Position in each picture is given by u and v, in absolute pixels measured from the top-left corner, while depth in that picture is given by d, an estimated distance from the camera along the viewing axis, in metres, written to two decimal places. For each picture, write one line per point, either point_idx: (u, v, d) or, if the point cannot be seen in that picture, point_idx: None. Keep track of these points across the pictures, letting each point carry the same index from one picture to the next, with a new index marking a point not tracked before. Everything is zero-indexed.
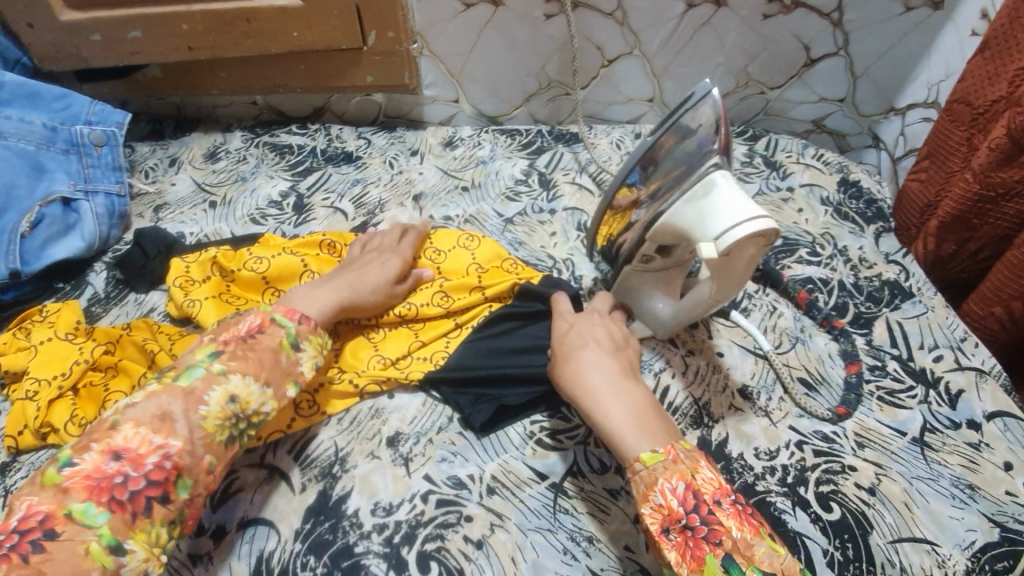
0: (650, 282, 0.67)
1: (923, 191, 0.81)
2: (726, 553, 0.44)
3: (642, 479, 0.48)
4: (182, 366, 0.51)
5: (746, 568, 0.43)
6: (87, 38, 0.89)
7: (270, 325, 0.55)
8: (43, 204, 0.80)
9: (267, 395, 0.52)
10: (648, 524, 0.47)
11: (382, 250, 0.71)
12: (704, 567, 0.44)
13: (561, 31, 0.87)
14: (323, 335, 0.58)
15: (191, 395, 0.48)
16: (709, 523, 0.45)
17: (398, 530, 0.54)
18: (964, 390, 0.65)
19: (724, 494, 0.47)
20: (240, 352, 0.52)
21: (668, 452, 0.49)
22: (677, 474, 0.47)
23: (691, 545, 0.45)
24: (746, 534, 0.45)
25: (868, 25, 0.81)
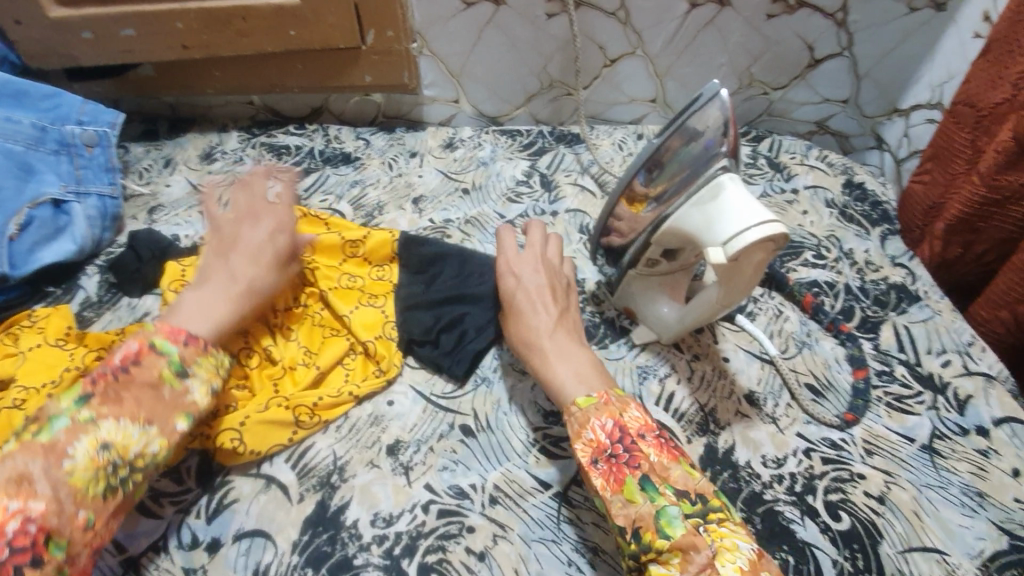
0: (655, 285, 0.66)
1: (927, 193, 0.80)
2: (643, 474, 0.48)
3: (576, 420, 0.51)
4: (44, 418, 0.47)
5: (660, 485, 0.47)
6: (79, 36, 0.87)
7: (148, 353, 0.51)
8: (33, 206, 0.78)
9: (150, 434, 0.50)
10: (580, 458, 0.50)
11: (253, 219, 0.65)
12: (625, 488, 0.47)
13: (562, 30, 0.86)
14: (216, 355, 0.55)
15: (53, 450, 0.45)
16: (630, 451, 0.49)
17: (399, 541, 0.53)
18: (973, 396, 0.64)
19: (649, 428, 0.50)
20: (112, 393, 0.49)
21: (600, 396, 0.52)
22: (607, 413, 0.51)
23: (616, 471, 0.48)
24: (664, 459, 0.49)
25: (873, 25, 0.80)
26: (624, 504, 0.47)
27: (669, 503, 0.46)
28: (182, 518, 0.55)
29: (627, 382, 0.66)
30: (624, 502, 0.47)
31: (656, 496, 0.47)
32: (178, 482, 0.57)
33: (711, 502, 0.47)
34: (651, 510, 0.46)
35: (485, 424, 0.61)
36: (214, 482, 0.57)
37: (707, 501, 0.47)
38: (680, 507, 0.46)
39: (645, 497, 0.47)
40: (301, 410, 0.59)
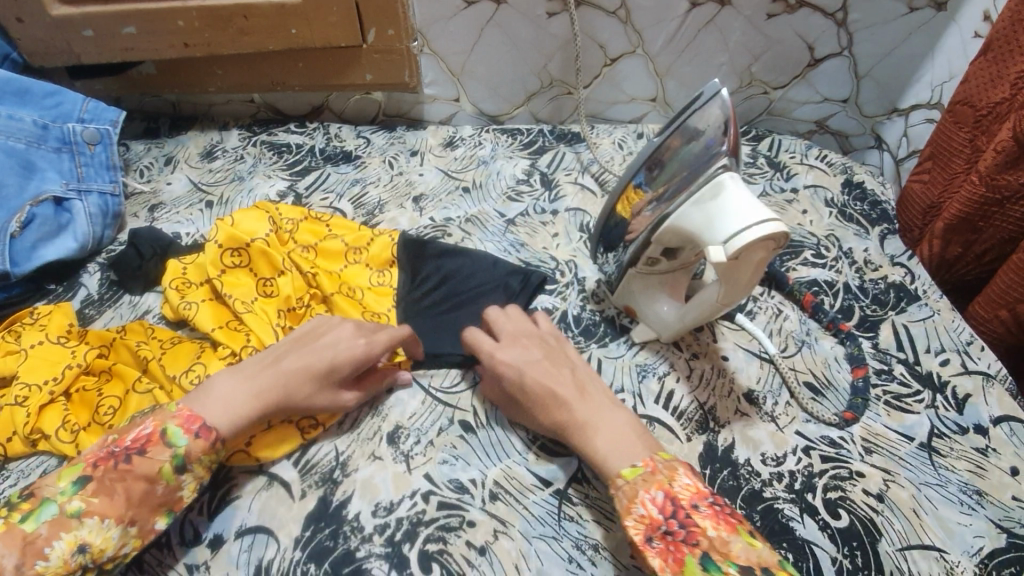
0: (654, 285, 0.67)
1: (927, 192, 0.80)
2: (704, 552, 0.44)
3: (625, 494, 0.49)
4: (37, 499, 0.47)
5: (723, 564, 0.44)
6: (79, 34, 0.87)
7: (156, 442, 0.50)
8: (34, 204, 0.78)
9: (128, 536, 0.48)
10: (631, 535, 0.47)
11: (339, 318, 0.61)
12: (685, 570, 0.44)
13: (563, 29, 0.86)
14: (221, 449, 0.52)
15: (30, 546, 0.45)
16: (686, 526, 0.46)
17: (399, 528, 0.53)
18: (971, 395, 0.64)
19: (702, 497, 0.47)
20: (107, 482, 0.48)
21: (647, 464, 0.50)
22: (656, 483, 0.48)
23: (673, 551, 0.45)
24: (723, 533, 0.45)
25: (873, 25, 0.80)
26: None
27: None
28: (184, 514, 0.55)
29: (627, 381, 0.66)
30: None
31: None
32: None
33: None
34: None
35: (485, 420, 0.61)
36: (216, 478, 0.57)
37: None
38: None
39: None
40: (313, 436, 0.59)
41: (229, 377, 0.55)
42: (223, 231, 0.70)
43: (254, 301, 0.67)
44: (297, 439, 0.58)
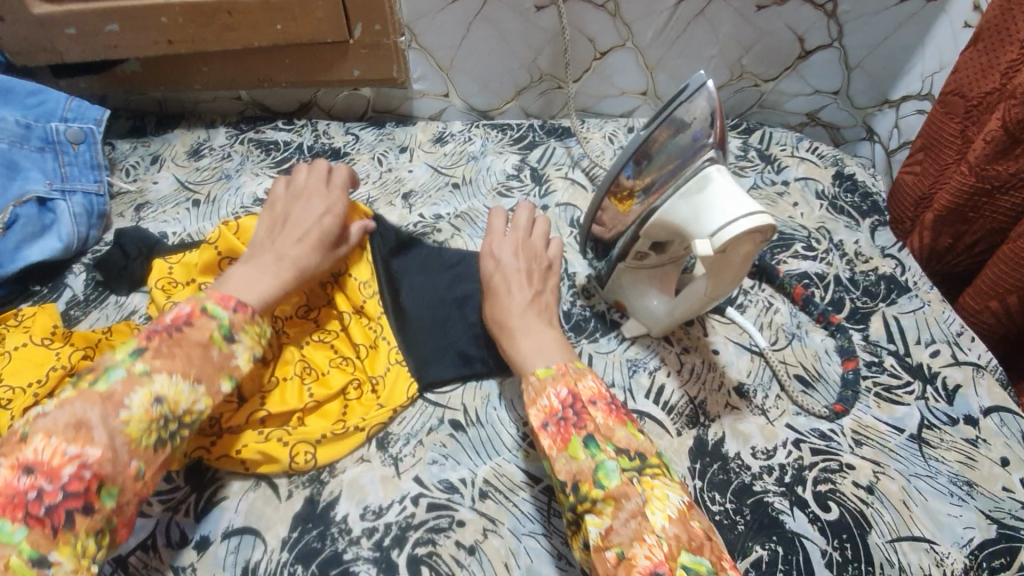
0: (644, 277, 0.66)
1: (917, 184, 0.80)
2: (588, 434, 0.48)
3: (532, 388, 0.52)
4: (101, 369, 0.46)
5: (603, 443, 0.47)
6: (62, 32, 0.86)
7: (199, 315, 0.50)
8: (17, 204, 0.77)
9: (198, 393, 0.48)
10: (531, 421, 0.50)
11: (312, 198, 0.66)
12: (568, 445, 0.47)
13: (552, 22, 0.85)
14: (262, 324, 0.54)
15: (110, 400, 0.44)
16: (579, 414, 0.49)
17: (388, 533, 0.53)
18: (961, 386, 0.64)
19: (601, 396, 0.50)
20: (165, 348, 0.48)
21: (559, 367, 0.52)
22: (563, 381, 0.51)
23: (562, 431, 0.48)
24: (611, 424, 0.49)
25: (863, 16, 0.80)
26: (567, 460, 0.47)
27: (609, 459, 0.46)
28: (170, 517, 0.54)
29: (617, 376, 0.66)
30: (565, 458, 0.47)
31: (597, 452, 0.47)
32: (168, 480, 0.57)
33: (651, 462, 0.47)
34: (591, 464, 0.46)
35: (474, 419, 0.61)
36: (203, 480, 0.57)
37: (648, 460, 0.47)
38: (620, 462, 0.46)
39: (587, 453, 0.47)
40: (300, 450, 0.57)
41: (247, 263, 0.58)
42: (224, 237, 0.68)
43: None
44: (279, 451, 0.56)
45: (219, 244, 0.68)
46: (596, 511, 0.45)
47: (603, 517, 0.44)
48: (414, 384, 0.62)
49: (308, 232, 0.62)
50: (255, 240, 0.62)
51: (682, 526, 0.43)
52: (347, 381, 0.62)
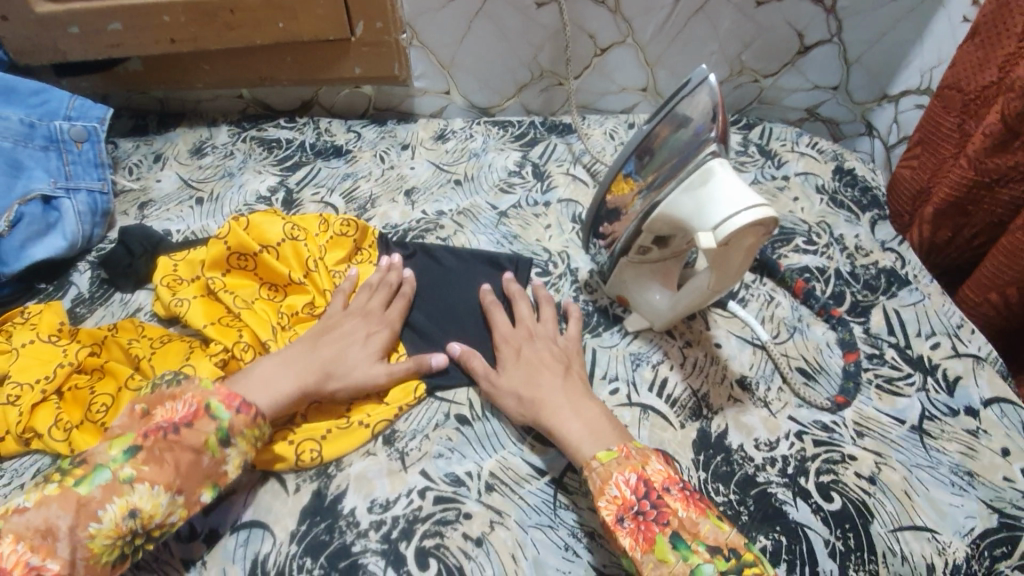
0: (646, 272, 0.67)
1: (916, 177, 0.80)
2: (673, 532, 0.47)
3: (598, 476, 0.51)
4: (90, 465, 0.48)
5: (692, 542, 0.46)
6: (64, 31, 0.86)
7: (202, 416, 0.51)
8: (22, 203, 0.77)
9: (176, 505, 0.49)
10: (604, 515, 0.49)
11: (367, 316, 0.65)
12: (655, 547, 0.46)
13: (553, 19, 0.86)
14: (263, 426, 0.53)
15: (84, 509, 0.46)
16: (658, 507, 0.48)
17: (396, 525, 0.53)
18: (962, 377, 0.65)
19: (673, 481, 0.49)
20: (157, 451, 0.49)
21: (621, 450, 0.52)
22: (631, 468, 0.50)
23: (644, 529, 0.47)
24: (692, 515, 0.48)
25: (861, 11, 0.80)
26: (656, 563, 0.46)
27: (702, 560, 0.46)
28: None
29: (621, 369, 0.66)
30: (655, 563, 0.46)
31: (688, 554, 0.46)
32: None
33: (744, 555, 0.46)
34: (685, 569, 0.45)
35: (480, 413, 0.62)
36: None
37: (740, 554, 0.46)
38: (714, 563, 0.45)
39: (677, 556, 0.46)
40: (307, 447, 0.57)
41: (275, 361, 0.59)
42: (234, 233, 0.69)
43: (252, 300, 0.68)
44: (287, 448, 0.57)
45: (229, 239, 0.69)
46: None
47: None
48: (421, 384, 0.63)
49: (355, 354, 0.62)
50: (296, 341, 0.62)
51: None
52: None
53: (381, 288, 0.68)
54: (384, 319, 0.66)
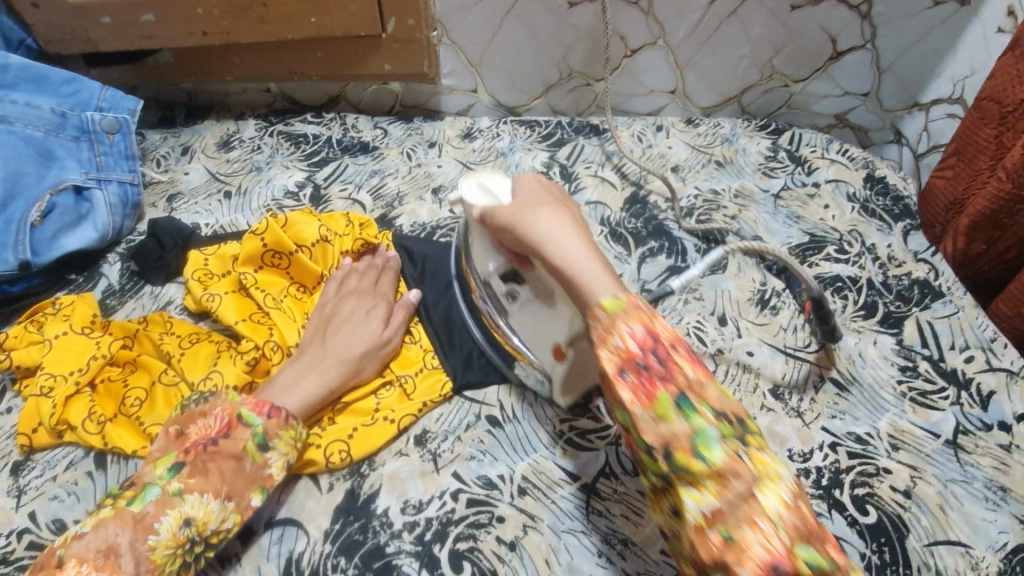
0: (534, 330, 0.58)
1: (950, 188, 0.79)
2: (679, 391, 0.41)
3: (601, 325, 0.43)
4: (138, 486, 0.48)
5: (697, 404, 0.41)
6: (97, 21, 0.87)
7: (236, 426, 0.51)
8: (54, 192, 0.78)
9: (228, 510, 0.49)
10: (603, 366, 0.43)
11: (361, 295, 0.66)
12: (657, 403, 0.41)
13: (584, 19, 0.85)
14: (298, 426, 0.54)
15: (141, 523, 0.46)
16: (666, 363, 0.42)
17: (429, 527, 0.53)
18: (995, 391, 0.64)
19: (681, 341, 0.44)
20: (200, 464, 0.49)
21: (630, 299, 0.44)
22: (639, 319, 0.43)
23: (645, 384, 0.41)
24: (699, 375, 0.42)
25: (897, 17, 0.78)
26: (654, 421, 0.41)
27: (707, 424, 0.40)
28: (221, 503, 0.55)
29: None
30: (653, 420, 0.41)
31: (692, 415, 0.40)
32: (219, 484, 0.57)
33: (747, 424, 0.42)
34: (686, 429, 0.40)
35: (511, 415, 0.61)
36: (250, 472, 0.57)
37: (744, 422, 0.42)
38: (719, 429, 0.40)
39: (679, 415, 0.40)
40: (339, 451, 0.57)
41: (294, 364, 0.59)
42: (272, 231, 0.69)
43: (282, 299, 0.68)
44: (318, 453, 0.57)
45: (266, 236, 0.69)
46: (695, 484, 0.39)
47: (704, 491, 0.39)
48: (449, 383, 0.63)
49: (362, 335, 0.62)
50: (306, 338, 0.63)
51: (797, 513, 0.38)
52: (376, 383, 0.62)
53: (376, 269, 0.69)
54: (378, 295, 0.67)
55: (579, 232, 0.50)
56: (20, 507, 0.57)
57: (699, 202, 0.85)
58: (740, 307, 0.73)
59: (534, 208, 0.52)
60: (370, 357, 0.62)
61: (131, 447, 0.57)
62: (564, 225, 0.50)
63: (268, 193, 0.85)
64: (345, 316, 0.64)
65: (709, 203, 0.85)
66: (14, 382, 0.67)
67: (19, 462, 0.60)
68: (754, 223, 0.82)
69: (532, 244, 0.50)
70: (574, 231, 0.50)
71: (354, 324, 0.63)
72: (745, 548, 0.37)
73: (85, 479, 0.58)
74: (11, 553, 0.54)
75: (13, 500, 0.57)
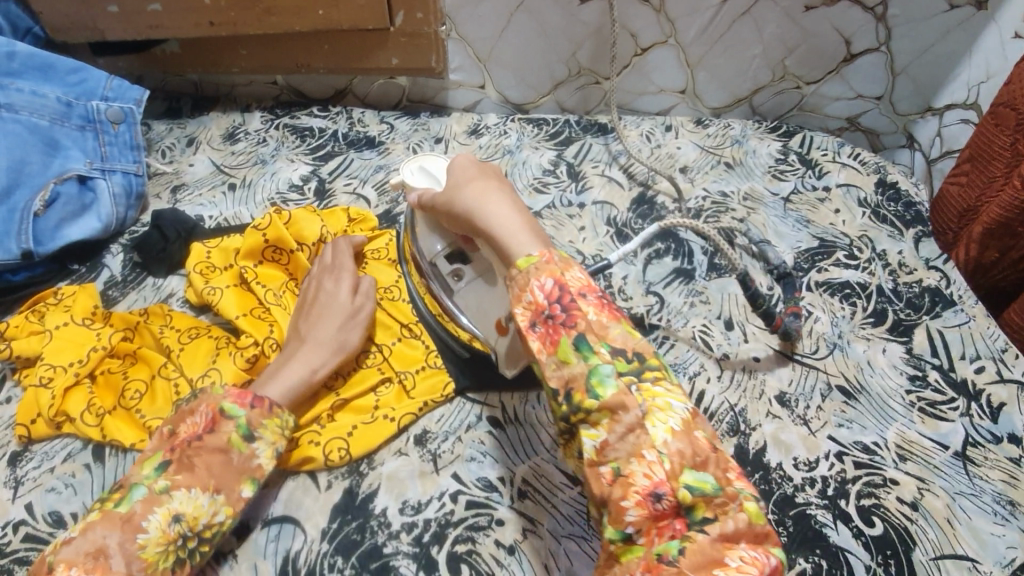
0: (478, 305, 0.58)
1: (963, 195, 0.78)
2: (579, 333, 0.40)
3: (515, 285, 0.43)
4: (125, 487, 0.48)
5: (596, 344, 0.40)
6: (104, 10, 0.86)
7: (220, 419, 0.50)
8: (58, 182, 0.77)
9: (218, 503, 0.49)
10: (518, 321, 0.43)
11: (324, 274, 0.65)
12: (559, 349, 0.41)
13: (594, 16, 0.84)
14: (283, 414, 0.53)
15: (129, 524, 0.45)
16: (569, 310, 0.41)
17: (427, 529, 0.53)
18: (1006, 404, 0.63)
19: (592, 288, 0.42)
20: (186, 459, 0.49)
21: (542, 255, 0.43)
22: (549, 273, 0.42)
23: (551, 333, 0.41)
24: (604, 319, 0.41)
25: (914, 19, 0.77)
26: (557, 365, 0.41)
27: (602, 362, 0.40)
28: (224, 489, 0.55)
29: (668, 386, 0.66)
30: (556, 364, 0.41)
31: (590, 355, 0.40)
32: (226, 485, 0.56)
33: (649, 360, 0.41)
34: (583, 369, 0.40)
35: (513, 416, 0.61)
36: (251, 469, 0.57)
37: (645, 359, 0.41)
38: (613, 364, 0.40)
39: (579, 357, 0.40)
40: (336, 448, 0.57)
41: (280, 357, 0.59)
42: (275, 226, 0.69)
43: (282, 294, 0.67)
44: (314, 449, 0.56)
45: (268, 231, 0.69)
46: (592, 423, 0.39)
47: (599, 429, 0.38)
48: (451, 385, 0.62)
49: (334, 313, 0.61)
50: (288, 329, 0.62)
51: (687, 440, 0.38)
52: (375, 380, 0.62)
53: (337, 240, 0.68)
54: (339, 266, 0.65)
55: (509, 198, 0.50)
56: (17, 498, 0.57)
57: (707, 204, 0.84)
58: (747, 311, 0.72)
59: (466, 183, 0.52)
60: (345, 330, 0.61)
61: (129, 440, 0.57)
62: (491, 194, 0.50)
63: (272, 186, 0.85)
64: (316, 298, 0.63)
65: (718, 205, 0.84)
66: (14, 372, 0.66)
67: (17, 452, 0.60)
68: (762, 226, 0.81)
69: (466, 215, 0.50)
70: (501, 198, 0.49)
71: (322, 305, 0.62)
72: (630, 481, 0.37)
73: (83, 471, 0.58)
74: (7, 544, 0.54)
75: (10, 491, 0.57)
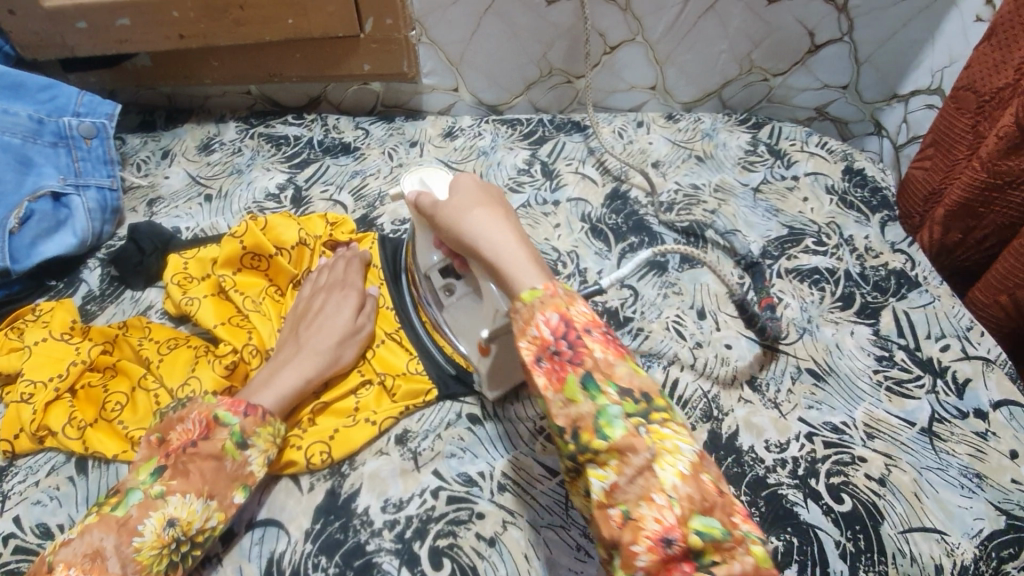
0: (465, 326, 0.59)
1: (928, 179, 0.79)
2: (586, 372, 0.41)
3: (520, 317, 0.44)
4: (121, 492, 0.49)
5: (603, 384, 0.41)
6: (73, 27, 0.87)
7: (214, 426, 0.51)
8: (32, 199, 0.78)
9: (211, 509, 0.50)
10: (522, 355, 0.43)
11: (331, 289, 0.66)
12: (565, 386, 0.41)
13: (563, 17, 0.85)
14: (276, 422, 0.54)
15: (125, 527, 0.46)
16: (574, 346, 0.41)
17: (409, 525, 0.54)
18: (971, 379, 0.65)
19: (597, 323, 0.43)
20: (181, 465, 0.49)
21: (546, 288, 0.44)
22: (554, 307, 0.43)
23: (558, 370, 0.42)
24: (609, 357, 0.42)
25: (873, 10, 0.79)
26: (564, 403, 0.41)
27: (610, 402, 0.40)
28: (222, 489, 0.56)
29: None
30: (564, 402, 0.41)
31: (597, 395, 0.40)
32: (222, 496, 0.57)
33: (656, 400, 0.41)
34: (591, 409, 0.40)
35: (491, 413, 0.62)
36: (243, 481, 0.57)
37: (652, 399, 0.41)
38: (622, 405, 0.40)
39: (586, 396, 0.40)
40: (318, 452, 0.57)
41: (274, 364, 0.59)
42: (251, 233, 0.69)
43: (261, 301, 0.68)
44: (297, 452, 0.57)
45: (245, 238, 0.69)
46: (599, 463, 0.40)
47: (607, 469, 0.39)
48: (433, 389, 0.62)
49: (336, 327, 0.62)
50: (282, 337, 0.63)
51: (694, 484, 0.38)
52: (356, 381, 0.63)
53: (347, 259, 0.69)
54: (348, 285, 0.66)
55: (511, 227, 0.50)
56: (4, 512, 0.57)
57: (679, 197, 0.86)
58: (718, 300, 0.73)
59: (470, 206, 0.52)
60: (345, 346, 0.62)
61: (111, 452, 0.57)
62: (495, 220, 0.50)
63: (247, 197, 0.85)
64: (321, 312, 0.63)
65: (689, 197, 0.85)
66: None
67: (3, 467, 0.60)
68: (733, 217, 0.83)
69: (466, 246, 0.50)
70: (505, 226, 0.50)
71: (325, 318, 0.63)
72: (640, 525, 0.37)
73: (67, 483, 0.58)
74: None
75: None
